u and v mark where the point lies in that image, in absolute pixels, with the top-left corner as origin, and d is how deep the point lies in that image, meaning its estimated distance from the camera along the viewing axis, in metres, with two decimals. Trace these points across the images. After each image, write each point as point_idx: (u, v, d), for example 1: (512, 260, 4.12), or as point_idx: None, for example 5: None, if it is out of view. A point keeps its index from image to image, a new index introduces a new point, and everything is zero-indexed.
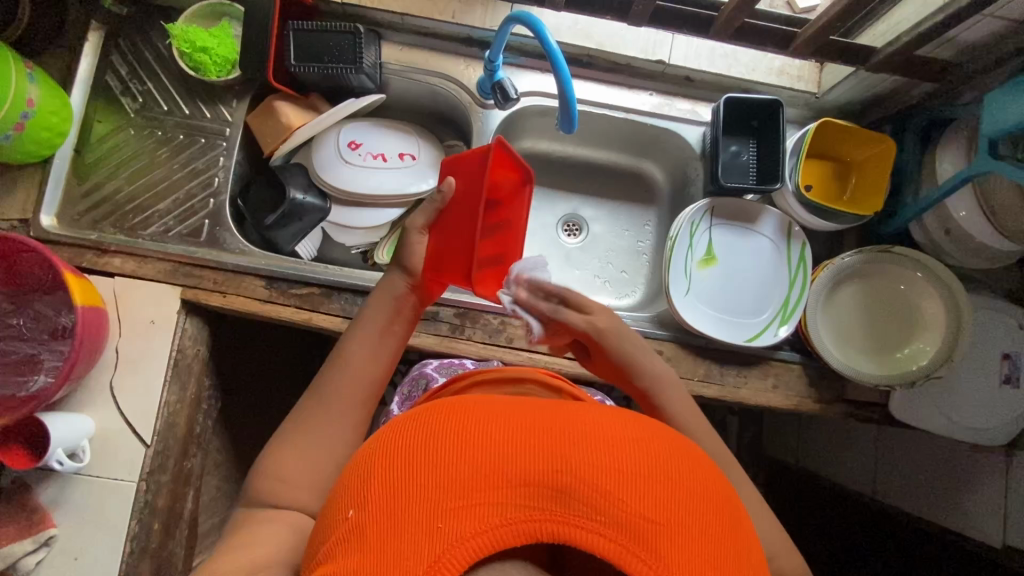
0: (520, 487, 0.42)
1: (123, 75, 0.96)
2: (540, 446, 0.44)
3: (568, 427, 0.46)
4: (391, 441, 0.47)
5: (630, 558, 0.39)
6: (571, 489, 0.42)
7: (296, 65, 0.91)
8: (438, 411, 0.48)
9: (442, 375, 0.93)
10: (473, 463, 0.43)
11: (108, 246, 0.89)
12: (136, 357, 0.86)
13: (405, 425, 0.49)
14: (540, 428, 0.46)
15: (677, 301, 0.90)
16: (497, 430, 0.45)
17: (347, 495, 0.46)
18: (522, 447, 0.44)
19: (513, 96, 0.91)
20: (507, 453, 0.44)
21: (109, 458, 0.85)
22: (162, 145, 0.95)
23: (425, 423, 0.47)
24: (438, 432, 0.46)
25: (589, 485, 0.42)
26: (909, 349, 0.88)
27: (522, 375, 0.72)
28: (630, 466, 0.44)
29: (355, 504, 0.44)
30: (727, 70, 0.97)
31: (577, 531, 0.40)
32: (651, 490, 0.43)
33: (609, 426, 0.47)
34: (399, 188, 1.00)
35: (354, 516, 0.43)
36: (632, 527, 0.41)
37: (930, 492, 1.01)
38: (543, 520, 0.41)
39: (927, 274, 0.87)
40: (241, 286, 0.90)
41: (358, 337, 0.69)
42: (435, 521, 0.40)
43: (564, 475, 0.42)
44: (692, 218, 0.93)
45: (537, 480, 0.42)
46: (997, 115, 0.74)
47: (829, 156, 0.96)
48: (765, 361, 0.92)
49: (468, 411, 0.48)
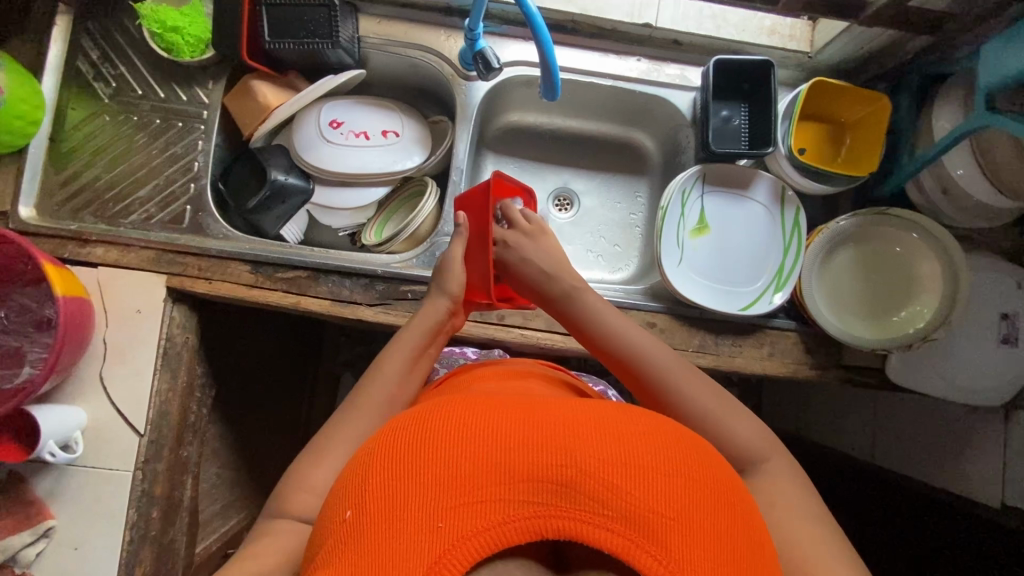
0: (522, 483, 0.41)
1: (94, 59, 0.92)
2: (543, 440, 0.43)
3: (573, 421, 0.45)
4: (389, 441, 0.45)
5: (637, 553, 0.39)
6: (575, 483, 0.41)
7: (271, 42, 0.88)
8: (441, 410, 0.47)
9: (441, 366, 0.91)
10: (474, 458, 0.42)
11: (88, 236, 0.87)
12: (125, 347, 0.87)
13: (402, 422, 0.47)
14: (543, 423, 0.45)
15: (669, 272, 0.89)
16: (499, 425, 0.45)
17: (343, 495, 0.45)
18: (524, 442, 0.43)
19: (496, 66, 0.86)
20: (508, 448, 0.43)
21: (103, 448, 0.86)
22: (138, 130, 0.92)
23: (423, 420, 0.46)
24: (436, 429, 0.45)
25: (595, 480, 0.41)
26: (908, 312, 0.87)
27: (527, 368, 0.73)
28: (638, 459, 0.43)
29: (353, 504, 0.43)
30: (716, 31, 0.93)
31: (582, 526, 0.40)
32: (660, 483, 0.42)
33: (614, 420, 0.46)
34: (384, 167, 0.97)
35: (351, 517, 0.42)
36: (639, 522, 0.40)
37: (930, 454, 1.02)
38: (546, 517, 0.40)
39: (923, 234, 0.85)
40: (226, 272, 0.88)
41: (393, 358, 0.73)
42: (435, 520, 0.40)
43: (569, 469, 0.41)
44: (683, 185, 0.91)
45: (540, 475, 0.41)
46: (994, 66, 0.72)
47: (823, 118, 0.92)
48: (760, 330, 0.91)
49: (467, 410, 0.47)
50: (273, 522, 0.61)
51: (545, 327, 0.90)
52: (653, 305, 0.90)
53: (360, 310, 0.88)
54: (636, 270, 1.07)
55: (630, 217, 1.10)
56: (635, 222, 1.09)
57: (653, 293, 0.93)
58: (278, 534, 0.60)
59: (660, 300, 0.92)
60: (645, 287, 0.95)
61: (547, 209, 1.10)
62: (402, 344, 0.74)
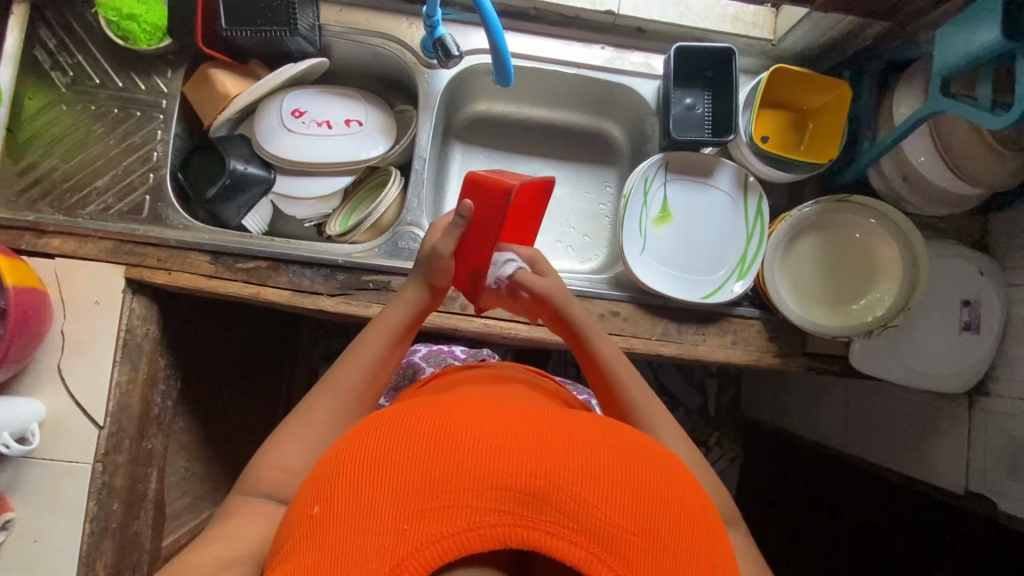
0: (491, 491, 0.41)
1: (52, 48, 0.91)
2: (516, 449, 0.43)
3: (548, 432, 0.45)
4: (364, 438, 0.45)
5: (598, 567, 0.39)
6: (543, 494, 0.41)
7: (227, 29, 0.87)
8: (418, 411, 0.47)
9: (430, 365, 0.90)
10: (445, 462, 0.42)
11: (46, 227, 0.87)
12: (83, 338, 0.86)
13: (378, 420, 0.47)
14: (518, 432, 0.44)
15: (632, 261, 0.88)
16: (475, 430, 0.44)
17: (313, 491, 0.44)
18: (497, 448, 0.43)
19: (456, 53, 0.85)
20: (480, 454, 0.42)
21: (62, 441, 0.85)
22: (96, 120, 0.91)
23: (400, 420, 0.46)
24: (410, 430, 0.44)
25: (564, 492, 0.41)
26: (866, 300, 0.87)
27: (508, 371, 0.74)
28: (609, 474, 0.43)
29: (322, 499, 0.42)
30: (679, 18, 0.93)
31: (546, 537, 0.40)
32: (628, 499, 0.42)
33: (589, 433, 0.46)
34: (347, 156, 0.97)
35: (319, 513, 0.42)
36: (605, 536, 0.40)
37: (897, 441, 1.02)
38: (511, 526, 0.40)
39: (881, 221, 0.86)
40: (185, 262, 0.88)
41: (371, 341, 0.71)
42: (401, 523, 0.39)
43: (538, 480, 0.41)
44: (646, 173, 0.91)
45: (508, 484, 0.41)
46: (948, 51, 0.72)
47: (786, 106, 0.92)
48: (724, 317, 0.91)
49: (444, 412, 0.46)
50: (243, 502, 0.60)
51: (509, 316, 0.90)
52: (617, 294, 0.90)
53: (321, 300, 0.88)
54: (605, 259, 1.06)
55: (599, 207, 1.09)
56: (605, 211, 1.09)
57: (618, 282, 0.93)
58: (247, 515, 0.59)
59: (623, 289, 0.92)
60: (610, 276, 0.94)
61: None
62: (377, 328, 0.72)
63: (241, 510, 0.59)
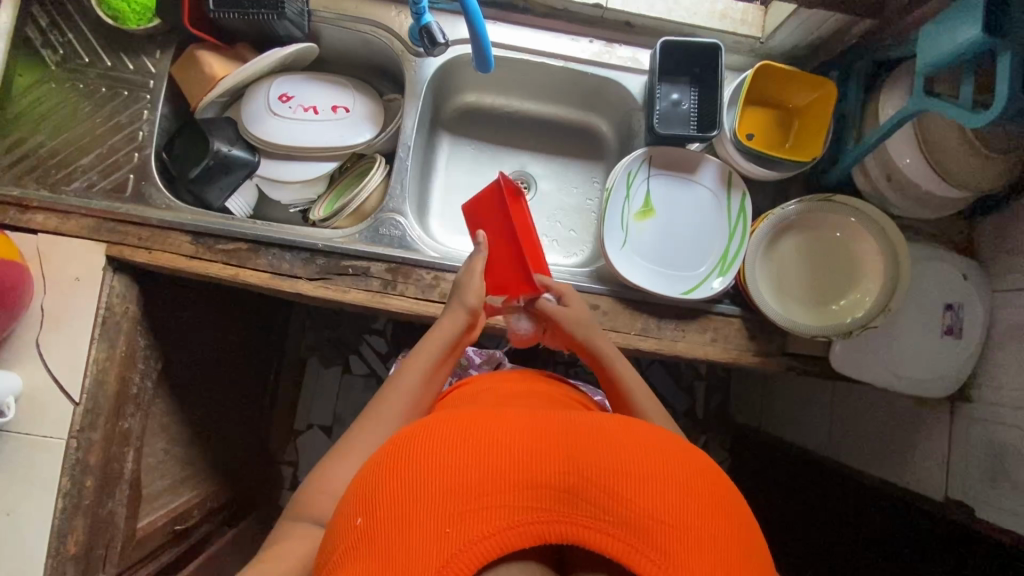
0: (528, 489, 0.41)
1: (44, 26, 0.92)
2: (549, 448, 0.43)
3: (578, 432, 0.45)
4: (401, 446, 0.44)
5: (637, 558, 0.39)
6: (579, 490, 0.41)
7: (215, 10, 0.88)
8: (452, 417, 0.46)
9: (447, 374, 0.92)
10: (483, 462, 0.42)
11: (30, 202, 0.87)
12: (62, 314, 0.86)
13: (413, 429, 0.46)
14: (549, 433, 0.44)
15: (612, 254, 0.88)
16: (509, 432, 0.44)
17: (354, 503, 0.43)
18: (530, 449, 0.43)
19: (441, 41, 0.86)
20: (514, 453, 0.42)
21: (37, 415, 0.85)
22: (84, 98, 0.91)
23: (435, 425, 0.45)
24: (445, 432, 0.44)
25: (598, 487, 0.41)
26: (846, 301, 0.86)
27: (531, 383, 0.74)
28: (641, 467, 0.43)
29: (364, 510, 0.41)
30: (667, 13, 0.93)
31: (585, 531, 0.40)
32: (661, 490, 0.42)
33: (618, 430, 0.46)
34: (333, 142, 0.97)
35: (363, 523, 0.41)
36: (641, 528, 0.39)
37: (880, 446, 1.01)
38: (551, 522, 0.40)
39: (861, 219, 0.85)
40: (166, 242, 0.88)
41: (415, 367, 0.73)
42: (444, 525, 0.39)
43: (572, 475, 0.42)
44: (629, 167, 0.90)
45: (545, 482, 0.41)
46: (930, 49, 0.72)
47: (772, 104, 0.92)
48: (704, 314, 0.90)
49: (477, 418, 0.46)
50: (295, 526, 0.58)
51: (488, 307, 0.90)
52: (596, 287, 0.90)
53: (299, 284, 0.88)
54: (590, 254, 1.06)
55: (587, 203, 1.09)
56: (591, 206, 1.09)
57: (599, 275, 0.93)
58: (299, 538, 0.57)
59: (604, 283, 0.91)
60: (592, 269, 0.94)
61: None
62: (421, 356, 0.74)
63: (290, 536, 0.57)
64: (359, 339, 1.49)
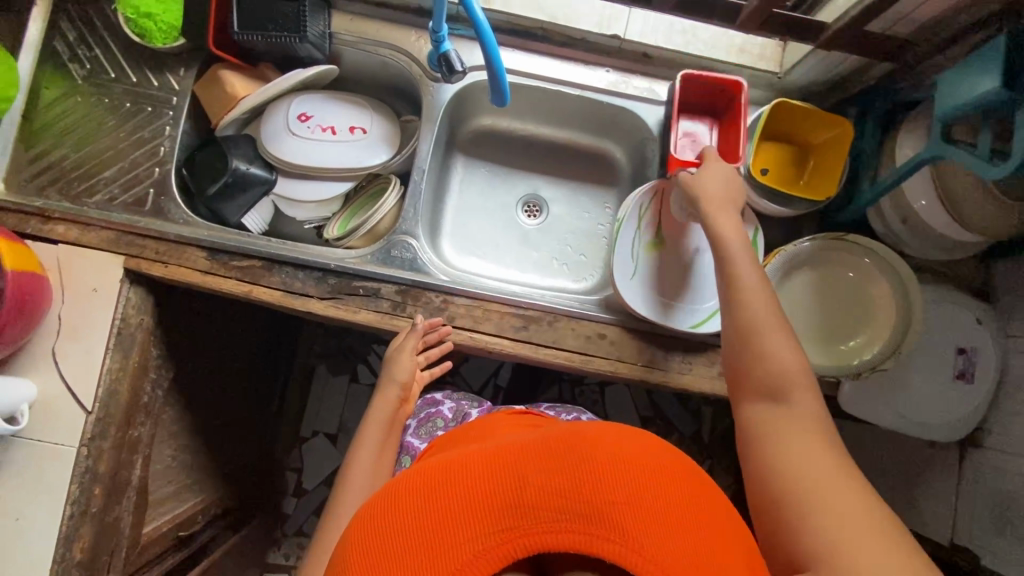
0: (483, 514, 0.41)
1: (71, 40, 0.94)
2: (495, 466, 0.44)
3: (520, 445, 0.46)
4: (359, 525, 0.45)
5: (599, 546, 0.40)
6: (530, 499, 0.42)
7: (239, 33, 0.88)
8: (402, 476, 0.47)
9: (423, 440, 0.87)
10: (436, 505, 0.42)
11: (52, 213, 0.89)
12: (79, 323, 0.88)
13: (369, 505, 0.46)
14: (493, 456, 0.45)
15: (622, 285, 0.88)
16: (455, 469, 0.45)
17: None
18: (477, 477, 0.43)
19: (459, 69, 0.86)
20: (467, 486, 0.43)
21: (51, 423, 0.87)
22: (108, 112, 0.93)
23: (387, 491, 0.46)
24: (398, 494, 0.44)
25: (548, 489, 0.42)
26: (857, 340, 0.86)
27: (494, 419, 0.76)
28: (583, 456, 0.44)
29: None
30: (685, 46, 0.93)
31: (546, 537, 0.40)
32: (605, 472, 0.43)
33: (557, 433, 0.47)
34: (349, 163, 0.98)
35: None
36: (596, 516, 0.40)
37: (886, 486, 1.00)
38: (512, 539, 0.40)
39: (876, 260, 0.85)
40: (182, 256, 0.90)
41: (361, 455, 0.81)
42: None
43: (521, 487, 0.42)
44: (640, 200, 0.91)
45: (498, 502, 0.42)
46: (947, 98, 0.71)
47: (790, 140, 0.91)
48: (712, 348, 0.90)
49: (423, 468, 0.47)
50: None
51: (494, 332, 0.90)
52: (605, 316, 0.90)
53: (311, 303, 0.89)
54: (599, 280, 1.06)
55: (598, 227, 1.10)
56: (602, 232, 1.09)
57: (607, 304, 0.93)
58: None
59: (612, 313, 0.92)
60: (600, 298, 0.95)
61: (515, 215, 1.10)
62: (365, 442, 0.82)
63: None
64: (366, 349, 1.51)
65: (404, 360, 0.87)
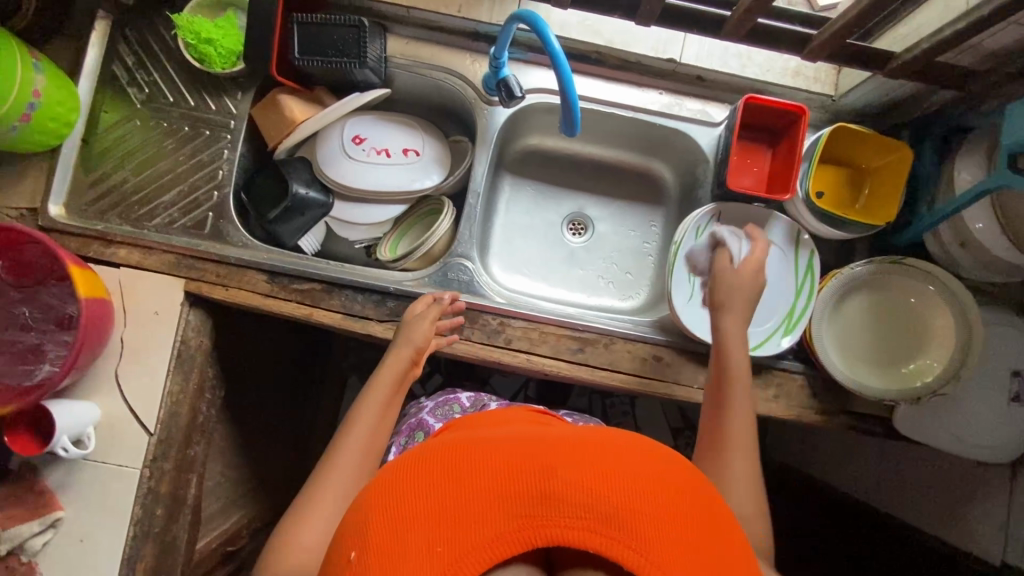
0: (513, 497, 0.38)
1: (130, 65, 0.95)
2: (529, 453, 0.40)
3: (556, 439, 0.42)
4: (380, 484, 0.41)
5: (627, 554, 0.36)
6: (563, 493, 0.38)
7: (300, 58, 0.89)
8: (431, 445, 0.44)
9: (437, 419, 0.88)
10: (464, 479, 0.39)
11: (113, 237, 0.90)
12: (140, 346, 0.89)
13: (394, 464, 0.43)
14: (527, 444, 0.42)
15: (679, 308, 0.89)
16: (486, 448, 0.41)
17: (343, 539, 0.40)
18: (507, 460, 0.40)
19: (519, 94, 0.86)
20: (495, 465, 0.39)
21: (114, 445, 0.88)
22: (167, 136, 0.94)
23: (414, 457, 0.43)
24: (408, 476, 0.40)
25: (583, 485, 0.38)
26: (915, 364, 0.86)
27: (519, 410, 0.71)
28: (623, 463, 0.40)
29: (355, 546, 0.38)
30: (741, 70, 0.94)
31: (572, 534, 0.37)
32: (643, 481, 0.39)
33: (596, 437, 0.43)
34: (403, 185, 0.99)
35: (353, 559, 0.38)
36: (628, 523, 0.37)
37: (934, 504, 1.01)
38: (537, 529, 0.37)
39: (938, 287, 0.85)
40: (242, 279, 0.90)
41: (368, 404, 0.76)
42: (434, 545, 0.36)
43: (554, 478, 0.38)
44: (698, 222, 0.91)
45: (528, 487, 0.38)
46: (1017, 127, 0.71)
47: (846, 164, 0.92)
48: (767, 370, 0.91)
49: (453, 442, 0.43)
50: None
51: (552, 354, 0.91)
52: (661, 338, 0.91)
53: (370, 325, 0.89)
54: (646, 298, 1.07)
55: (644, 246, 1.10)
56: (648, 250, 1.10)
57: (662, 325, 0.94)
58: None
59: (667, 334, 0.92)
60: (654, 319, 0.95)
61: (560, 233, 1.11)
62: (373, 394, 0.77)
63: None
64: None
65: (423, 324, 0.84)
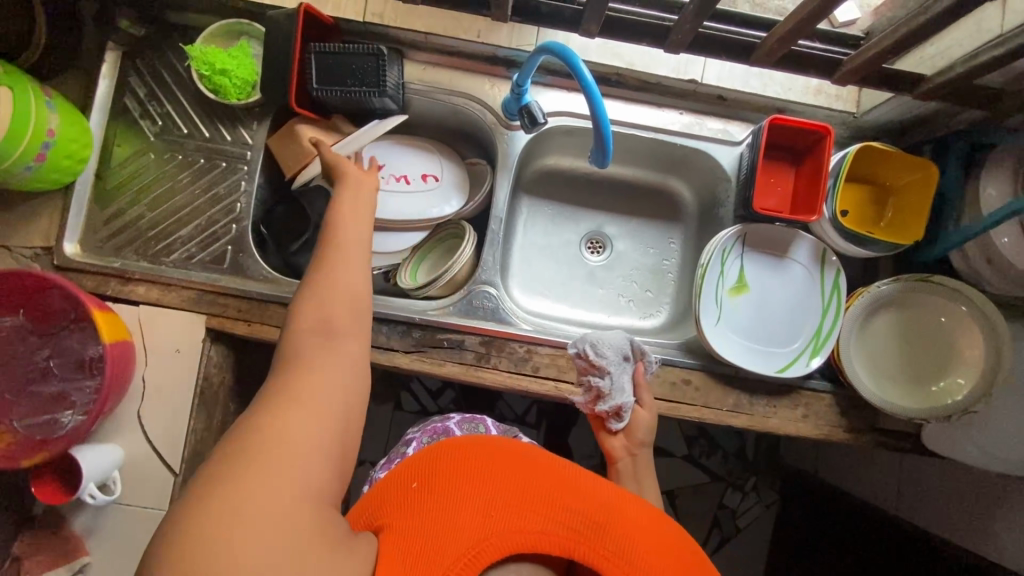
0: (557, 508, 0.53)
1: (142, 96, 0.93)
2: (575, 494, 0.55)
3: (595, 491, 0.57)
4: (458, 454, 0.57)
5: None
6: (593, 523, 0.53)
7: (318, 89, 0.87)
8: (499, 453, 0.58)
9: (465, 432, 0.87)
10: (523, 487, 0.54)
11: (132, 274, 0.89)
12: (163, 385, 0.87)
13: (469, 443, 0.59)
14: (574, 486, 0.57)
15: (707, 331, 0.89)
16: (541, 476, 0.56)
17: (409, 472, 0.57)
18: (559, 481, 0.56)
19: (541, 121, 0.86)
20: (546, 494, 0.54)
21: (139, 486, 0.86)
22: (182, 169, 0.93)
23: (486, 451, 0.58)
24: (479, 458, 0.56)
25: (607, 532, 0.53)
26: (944, 382, 0.86)
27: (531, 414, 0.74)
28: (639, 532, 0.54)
29: (420, 479, 0.55)
30: (762, 89, 0.94)
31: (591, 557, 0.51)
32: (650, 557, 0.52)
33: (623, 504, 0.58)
34: (423, 212, 0.98)
35: (415, 488, 0.54)
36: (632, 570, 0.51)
37: (959, 516, 1.01)
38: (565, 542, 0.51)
39: (972, 308, 0.84)
40: (265, 314, 0.89)
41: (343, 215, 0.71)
42: (489, 510, 0.51)
43: (589, 517, 0.53)
44: (724, 243, 0.91)
45: (568, 506, 0.54)
46: None
47: (870, 182, 0.92)
48: (796, 390, 0.91)
49: (518, 455, 0.59)
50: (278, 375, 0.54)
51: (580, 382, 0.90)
52: (690, 362, 0.90)
53: (396, 357, 0.88)
54: (667, 317, 1.06)
55: (663, 264, 1.09)
56: (668, 268, 1.09)
57: (689, 347, 0.93)
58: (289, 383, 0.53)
59: (695, 356, 0.92)
60: (680, 341, 0.95)
61: (579, 252, 1.10)
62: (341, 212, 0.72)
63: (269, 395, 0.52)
64: None
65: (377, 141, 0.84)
